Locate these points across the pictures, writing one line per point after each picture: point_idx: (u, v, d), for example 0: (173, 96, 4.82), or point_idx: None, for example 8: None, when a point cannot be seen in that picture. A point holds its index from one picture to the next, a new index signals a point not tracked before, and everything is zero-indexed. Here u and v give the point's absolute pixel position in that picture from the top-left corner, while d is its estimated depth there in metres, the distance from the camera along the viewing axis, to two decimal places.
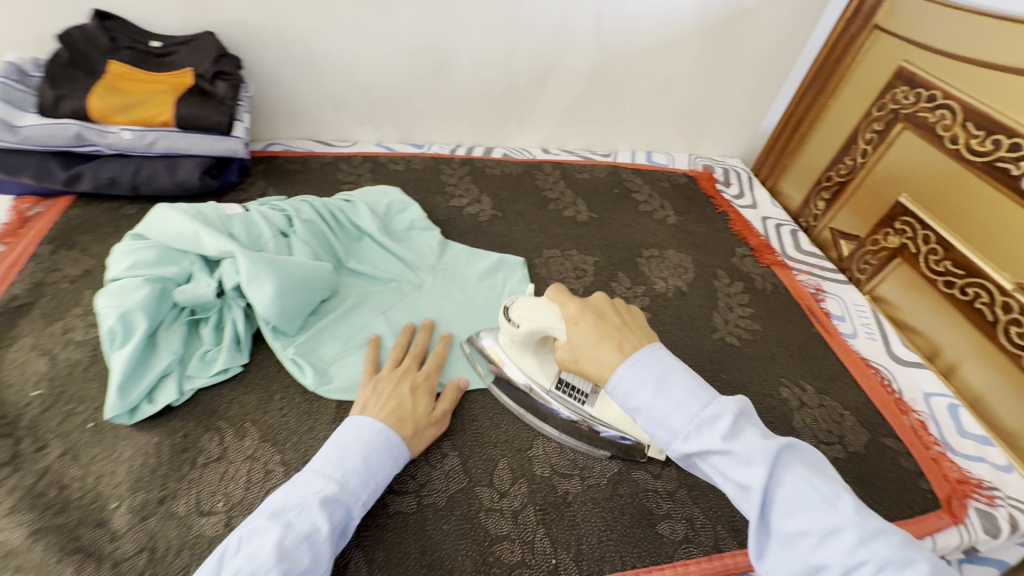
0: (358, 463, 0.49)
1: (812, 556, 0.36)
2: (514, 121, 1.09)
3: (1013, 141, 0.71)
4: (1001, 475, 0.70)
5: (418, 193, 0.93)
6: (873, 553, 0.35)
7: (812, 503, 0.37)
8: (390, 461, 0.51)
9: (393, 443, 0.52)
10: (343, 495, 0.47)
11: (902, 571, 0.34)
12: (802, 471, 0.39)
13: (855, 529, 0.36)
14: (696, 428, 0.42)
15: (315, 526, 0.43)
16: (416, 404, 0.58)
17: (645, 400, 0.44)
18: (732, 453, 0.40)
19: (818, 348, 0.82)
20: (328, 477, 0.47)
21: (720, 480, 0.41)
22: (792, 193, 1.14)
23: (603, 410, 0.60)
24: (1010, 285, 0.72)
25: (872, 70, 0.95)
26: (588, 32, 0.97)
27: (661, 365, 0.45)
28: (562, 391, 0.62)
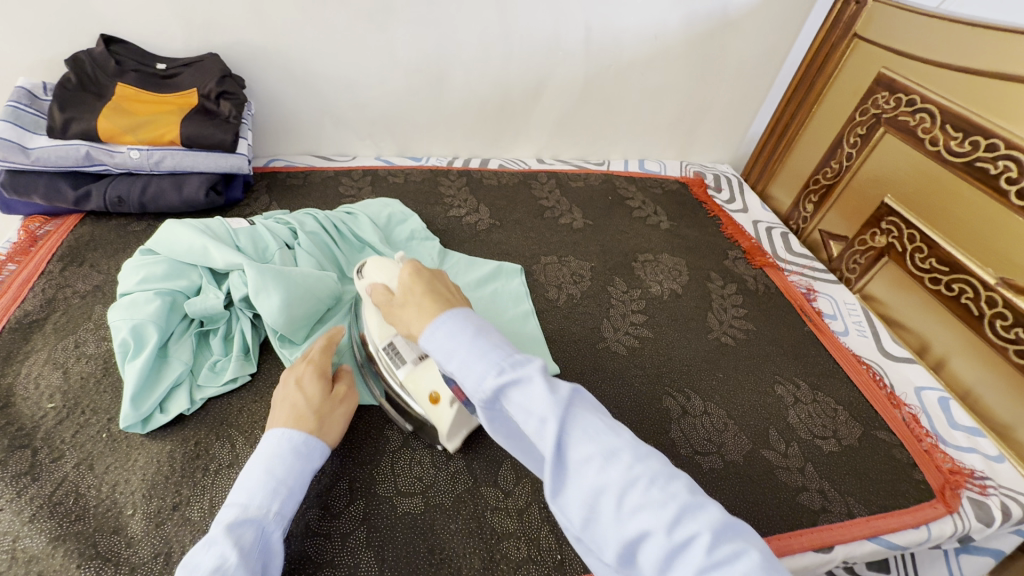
0: (262, 477, 0.48)
1: (594, 480, 0.37)
2: (509, 133, 1.12)
3: (990, 142, 0.74)
4: (993, 465, 0.72)
5: (418, 204, 0.95)
6: (647, 471, 0.37)
7: (597, 430, 0.39)
8: (295, 461, 0.50)
9: (296, 443, 0.51)
10: (249, 513, 0.46)
11: (668, 484, 0.37)
12: (593, 411, 0.41)
13: (632, 452, 0.38)
14: (505, 365, 0.41)
15: (222, 557, 0.42)
16: (308, 394, 0.56)
17: (457, 347, 0.43)
18: (532, 385, 0.40)
19: (811, 346, 0.84)
20: (232, 504, 0.46)
21: (522, 419, 0.40)
22: (782, 197, 1.17)
23: (411, 381, 0.59)
24: (993, 280, 0.75)
25: (853, 77, 0.98)
26: (578, 47, 1.00)
27: (480, 319, 0.46)
28: (386, 354, 0.62)
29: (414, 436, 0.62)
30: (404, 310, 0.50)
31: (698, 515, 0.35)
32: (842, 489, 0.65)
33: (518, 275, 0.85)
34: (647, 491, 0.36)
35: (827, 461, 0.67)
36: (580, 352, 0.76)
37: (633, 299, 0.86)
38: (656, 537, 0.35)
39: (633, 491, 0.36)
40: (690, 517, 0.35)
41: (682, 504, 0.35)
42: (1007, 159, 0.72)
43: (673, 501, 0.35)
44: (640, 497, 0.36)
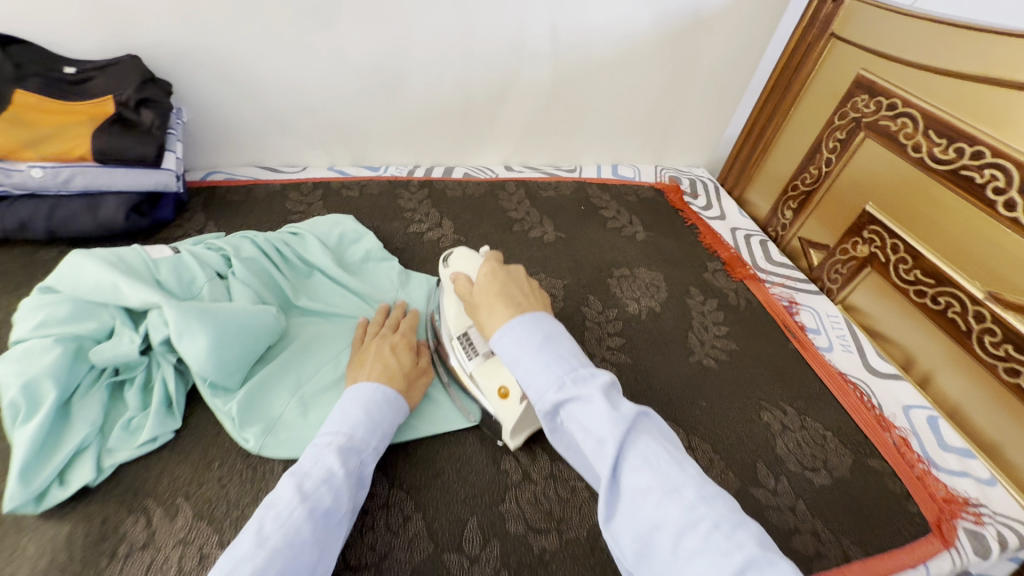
0: (360, 416, 0.53)
1: (652, 512, 0.37)
2: (473, 140, 1.04)
3: (976, 150, 0.70)
4: (986, 489, 0.69)
5: (375, 220, 0.87)
6: (710, 514, 0.35)
7: (661, 461, 0.38)
8: (389, 411, 0.55)
9: (389, 396, 0.56)
10: (353, 442, 0.50)
11: (733, 532, 0.35)
12: (657, 437, 0.40)
13: (696, 491, 0.37)
14: (570, 380, 0.43)
15: (330, 470, 0.47)
16: (399, 361, 0.61)
17: (525, 356, 0.45)
18: (593, 401, 0.41)
19: (796, 365, 0.79)
20: (335, 433, 0.51)
21: (581, 436, 0.41)
22: (759, 202, 1.13)
23: (484, 371, 0.61)
24: (981, 294, 0.72)
25: (830, 79, 0.94)
26: (545, 47, 0.93)
27: (549, 326, 0.47)
28: (461, 343, 0.63)
29: (366, 496, 0.55)
30: (484, 304, 0.52)
31: (767, 571, 0.32)
32: (835, 528, 0.60)
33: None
34: (707, 536, 0.34)
35: (819, 496, 0.63)
36: None
37: (609, 320, 0.80)
38: None
39: (693, 533, 0.35)
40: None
41: (748, 556, 0.33)
42: (993, 168, 0.68)
43: (737, 553, 0.33)
44: (698, 542, 0.34)
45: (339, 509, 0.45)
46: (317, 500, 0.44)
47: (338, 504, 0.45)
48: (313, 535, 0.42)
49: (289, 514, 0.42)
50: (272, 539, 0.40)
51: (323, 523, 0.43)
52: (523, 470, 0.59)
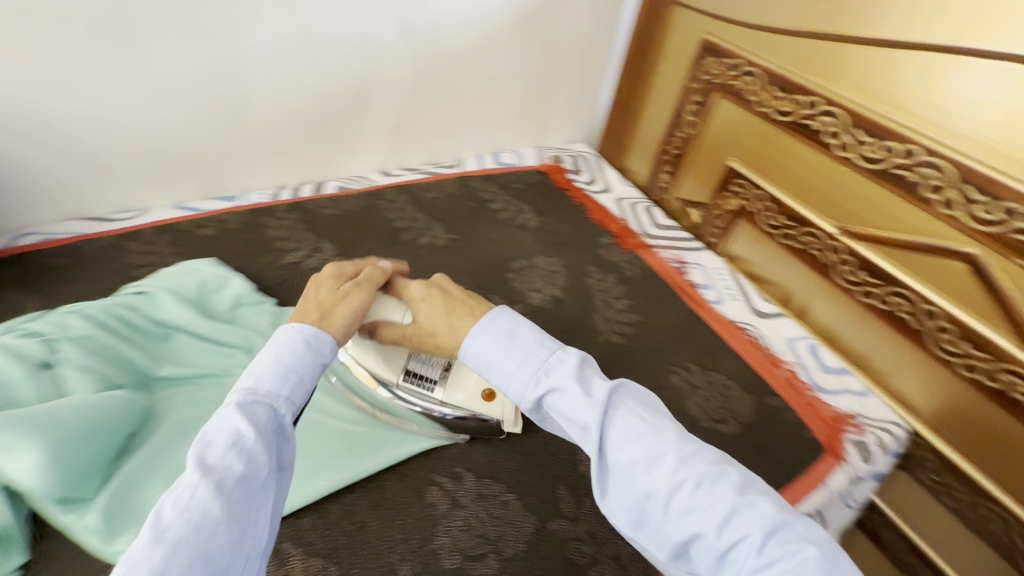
0: (268, 363, 0.44)
1: (641, 484, 0.40)
2: (342, 149, 0.96)
3: (810, 100, 0.77)
4: (863, 400, 0.77)
5: (242, 258, 0.78)
6: (694, 474, 0.39)
7: (640, 434, 0.41)
8: (309, 350, 0.46)
9: (306, 334, 0.47)
10: (260, 396, 0.42)
11: (716, 482, 0.39)
12: (634, 407, 0.42)
13: (678, 454, 0.39)
14: (543, 373, 0.45)
15: (237, 433, 0.39)
16: (316, 294, 0.51)
17: (495, 356, 0.47)
18: (571, 391, 0.43)
19: (694, 324, 0.84)
20: (239, 388, 0.43)
21: (567, 426, 0.44)
22: (638, 169, 1.16)
23: (455, 390, 0.62)
24: (833, 229, 0.79)
25: (681, 45, 0.98)
26: (397, 41, 0.88)
27: (508, 320, 0.48)
28: (412, 382, 0.62)
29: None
30: (432, 319, 0.51)
31: (749, 514, 0.37)
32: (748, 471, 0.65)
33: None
34: (693, 496, 0.38)
35: (731, 446, 0.67)
36: None
37: None
38: (707, 538, 0.37)
39: (681, 494, 0.38)
40: (740, 520, 0.37)
41: (732, 503, 0.38)
42: (826, 115, 0.76)
43: (722, 504, 0.38)
44: (687, 502, 0.38)
45: (260, 472, 0.39)
46: (225, 471, 0.37)
47: (255, 467, 0.38)
48: (226, 511, 0.36)
49: (191, 495, 0.35)
50: (172, 530, 0.34)
51: (240, 493, 0.37)
52: (451, 497, 0.57)
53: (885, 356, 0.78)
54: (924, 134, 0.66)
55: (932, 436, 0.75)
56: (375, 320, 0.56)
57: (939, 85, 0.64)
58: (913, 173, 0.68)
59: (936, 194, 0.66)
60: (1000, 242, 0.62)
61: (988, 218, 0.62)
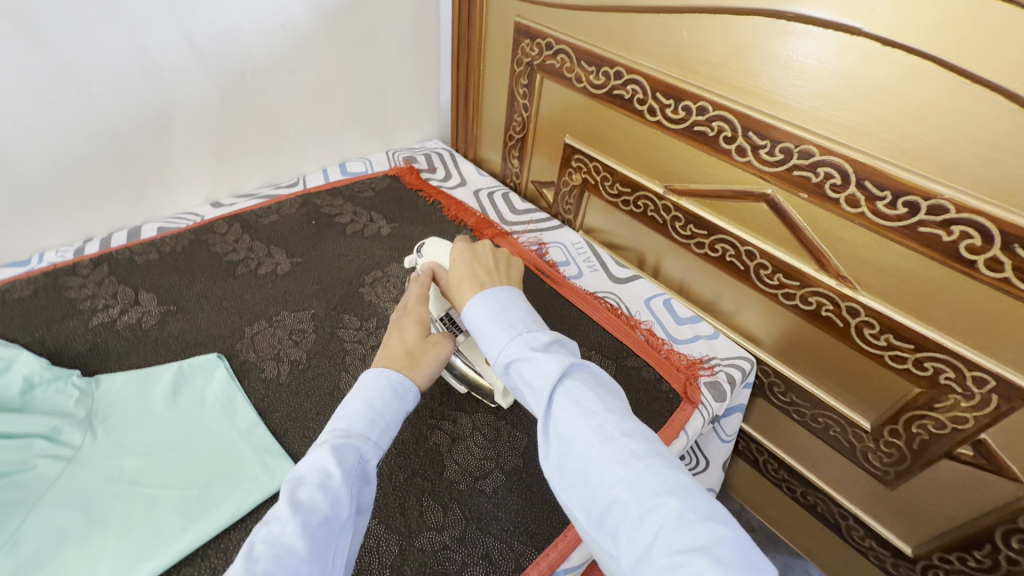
0: (361, 407, 0.48)
1: (579, 445, 0.42)
2: (154, 186, 0.86)
3: (615, 71, 0.80)
4: (714, 343, 0.83)
5: (35, 331, 0.68)
6: (627, 443, 0.41)
7: (588, 404, 0.43)
8: (395, 398, 0.50)
9: (394, 380, 0.51)
10: (352, 437, 0.46)
11: (648, 456, 0.40)
12: (593, 384, 0.45)
13: (617, 425, 0.42)
14: (514, 344, 0.49)
15: (327, 472, 0.42)
16: (404, 340, 0.55)
17: (483, 320, 0.52)
18: (536, 358, 0.47)
19: (554, 302, 0.85)
20: (333, 429, 0.46)
21: (525, 385, 0.47)
22: (492, 156, 1.16)
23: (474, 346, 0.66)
24: (661, 190, 0.84)
25: (499, 31, 0.98)
26: (188, 62, 0.80)
27: (506, 297, 0.53)
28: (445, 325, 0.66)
29: None
30: (455, 280, 0.58)
31: (672, 489, 0.38)
32: None
33: (197, 371, 0.67)
34: (622, 462, 0.40)
35: None
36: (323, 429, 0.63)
37: (370, 332, 0.75)
38: (628, 505, 0.38)
39: (610, 459, 0.40)
40: (658, 487, 0.38)
41: (659, 475, 0.39)
42: (631, 83, 0.79)
43: (645, 472, 0.39)
44: (615, 465, 0.40)
45: (340, 514, 0.41)
46: (312, 510, 0.40)
47: (337, 510, 0.41)
48: (309, 550, 0.38)
49: (280, 531, 0.38)
50: (263, 562, 0.37)
51: (321, 533, 0.40)
52: None
53: (728, 297, 0.85)
54: (710, 90, 0.71)
55: (776, 362, 0.83)
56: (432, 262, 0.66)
57: (710, 44, 0.69)
58: (709, 127, 0.73)
59: (731, 144, 0.71)
60: (785, 179, 0.68)
61: (772, 159, 0.68)
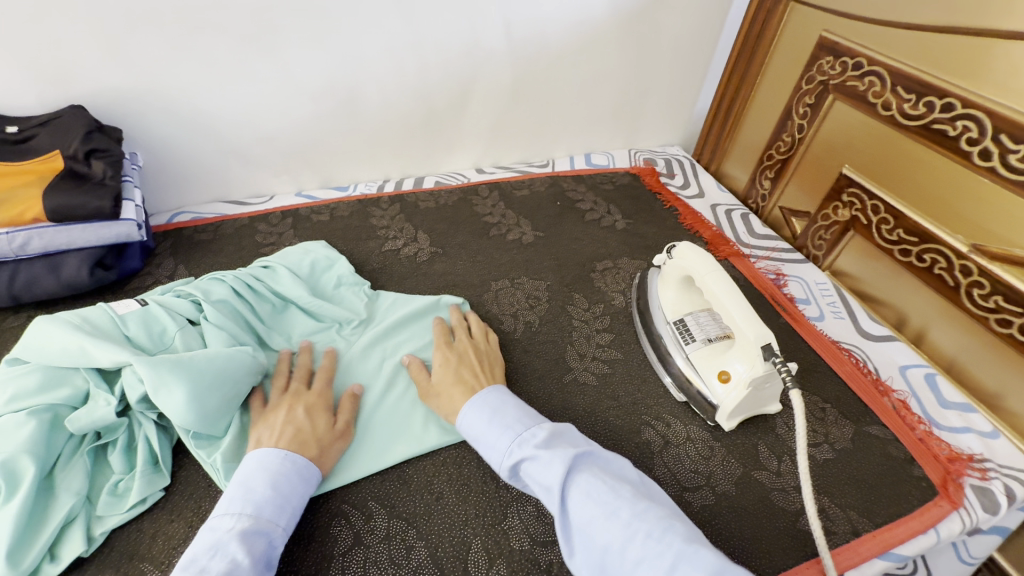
0: (266, 491, 0.50)
1: (600, 538, 0.45)
2: (441, 146, 1.02)
3: (946, 102, 0.70)
4: (990, 443, 0.68)
5: (347, 243, 0.86)
6: (645, 526, 0.44)
7: (599, 493, 0.47)
8: (301, 482, 0.52)
9: (300, 465, 0.53)
10: (260, 524, 0.48)
11: (664, 533, 0.44)
12: (596, 473, 0.49)
13: (630, 510, 0.46)
14: (516, 446, 0.53)
15: (234, 560, 0.44)
16: (314, 424, 0.58)
17: (481, 427, 0.56)
18: (541, 456, 0.51)
19: (788, 339, 0.79)
20: (237, 514, 0.48)
21: (536, 488, 0.51)
22: (737, 173, 1.11)
23: (702, 356, 0.66)
24: (965, 248, 0.71)
25: (794, 45, 0.93)
26: (500, 45, 0.92)
27: (495, 397, 0.58)
28: (678, 329, 0.70)
29: (365, 530, 0.54)
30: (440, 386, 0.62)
31: (696, 562, 0.41)
32: (841, 502, 0.60)
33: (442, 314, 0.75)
34: (644, 546, 0.43)
35: (822, 473, 0.63)
36: (547, 392, 0.68)
37: (596, 316, 0.79)
38: None
39: (633, 544, 0.44)
40: (685, 566, 0.41)
41: (678, 551, 0.42)
42: (965, 119, 0.68)
43: (669, 553, 0.42)
44: (639, 551, 0.43)
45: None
46: None
47: None
48: None
49: None
50: None
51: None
52: None
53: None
54: None
55: None
56: (686, 266, 0.71)
57: None
58: None
59: None
60: None
61: None
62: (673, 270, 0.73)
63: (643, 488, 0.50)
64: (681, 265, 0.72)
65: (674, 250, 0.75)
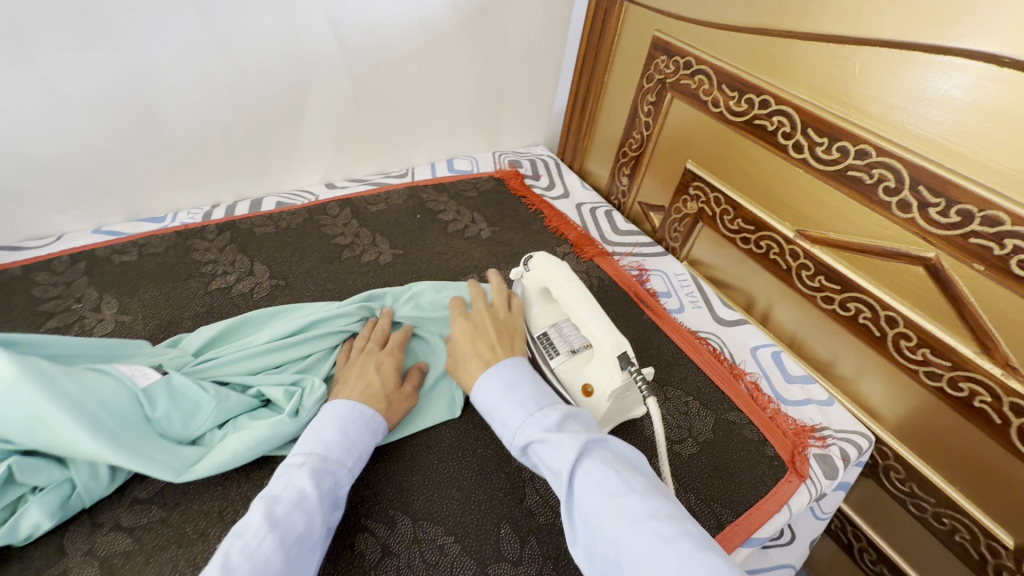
0: (335, 435, 0.51)
1: (606, 531, 0.40)
2: (278, 161, 0.90)
3: (762, 99, 0.74)
4: (826, 411, 0.75)
5: (162, 286, 0.72)
6: (655, 525, 0.39)
7: (610, 484, 0.42)
8: (367, 430, 0.53)
9: (367, 415, 0.54)
10: (327, 464, 0.48)
11: (677, 536, 0.38)
12: (608, 460, 0.44)
13: (641, 505, 0.40)
14: (528, 425, 0.49)
15: (302, 492, 0.45)
16: (383, 381, 0.59)
17: (495, 400, 0.52)
18: (553, 439, 0.46)
19: (653, 335, 0.80)
20: (308, 453, 0.49)
21: (546, 471, 0.46)
22: (599, 171, 1.13)
23: (568, 369, 0.64)
24: (791, 233, 0.76)
25: (632, 44, 0.95)
26: (330, 48, 0.83)
27: (512, 372, 0.54)
28: (541, 343, 0.68)
29: None
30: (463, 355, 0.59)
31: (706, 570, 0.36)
32: (706, 496, 0.62)
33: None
34: (651, 546, 0.38)
35: (687, 469, 0.64)
36: (410, 432, 0.62)
37: None
38: None
39: (641, 544, 0.38)
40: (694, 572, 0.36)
41: (690, 556, 0.37)
42: (779, 114, 0.73)
43: (677, 556, 0.37)
44: (646, 550, 0.38)
45: (314, 532, 0.44)
46: (289, 526, 0.43)
47: (311, 529, 0.44)
48: (284, 562, 0.40)
49: (258, 542, 0.40)
50: (237, 569, 0.38)
51: (295, 551, 0.42)
52: (382, 545, 0.52)
53: (849, 361, 0.75)
54: (876, 133, 0.63)
55: (898, 444, 0.72)
56: (542, 278, 0.68)
57: (884, 82, 0.62)
58: (867, 174, 0.65)
59: (892, 196, 0.63)
60: (957, 245, 0.59)
61: (945, 220, 0.59)
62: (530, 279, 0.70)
63: (660, 484, 0.45)
64: (536, 277, 0.69)
65: (530, 260, 0.71)
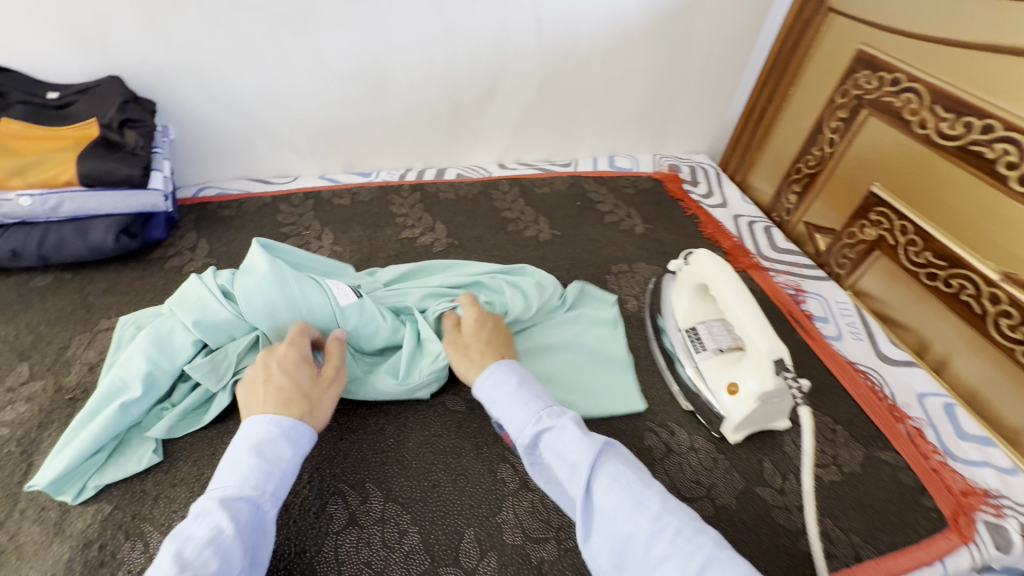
0: (251, 458, 0.44)
1: (624, 526, 0.42)
2: (465, 138, 1.02)
3: (985, 123, 0.67)
4: (1006, 478, 0.66)
5: (366, 228, 0.87)
6: (674, 522, 0.41)
7: (627, 482, 0.44)
8: (290, 446, 0.46)
9: (285, 425, 0.47)
10: (243, 491, 0.42)
11: (694, 535, 0.41)
12: (621, 461, 0.46)
13: (660, 503, 0.43)
14: (543, 416, 0.50)
15: (217, 526, 0.40)
16: (297, 380, 0.51)
17: (507, 392, 0.53)
18: (567, 431, 0.48)
19: (803, 357, 0.77)
20: (223, 483, 0.43)
21: (556, 463, 0.47)
22: (763, 186, 1.09)
23: (712, 365, 0.65)
24: (995, 275, 0.68)
25: (831, 57, 0.91)
26: (530, 41, 0.92)
27: (522, 370, 0.55)
28: (688, 336, 0.70)
29: (361, 511, 0.54)
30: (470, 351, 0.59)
31: (725, 564, 0.39)
32: (845, 525, 0.59)
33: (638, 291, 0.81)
34: (672, 542, 0.40)
35: (827, 494, 0.61)
36: None
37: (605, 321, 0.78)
38: None
39: (660, 539, 0.40)
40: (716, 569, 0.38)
41: (708, 552, 0.39)
42: (1005, 142, 0.65)
43: (699, 553, 0.39)
44: (667, 547, 0.40)
45: (233, 569, 0.39)
46: (200, 566, 0.37)
47: (228, 567, 0.38)
48: None
49: None
50: None
51: None
52: (521, 478, 0.58)
53: None
54: None
55: None
56: (702, 273, 0.70)
57: None
58: None
59: None
60: None
61: None
62: (689, 274, 0.73)
63: None
64: (697, 271, 0.71)
65: (691, 256, 0.74)
